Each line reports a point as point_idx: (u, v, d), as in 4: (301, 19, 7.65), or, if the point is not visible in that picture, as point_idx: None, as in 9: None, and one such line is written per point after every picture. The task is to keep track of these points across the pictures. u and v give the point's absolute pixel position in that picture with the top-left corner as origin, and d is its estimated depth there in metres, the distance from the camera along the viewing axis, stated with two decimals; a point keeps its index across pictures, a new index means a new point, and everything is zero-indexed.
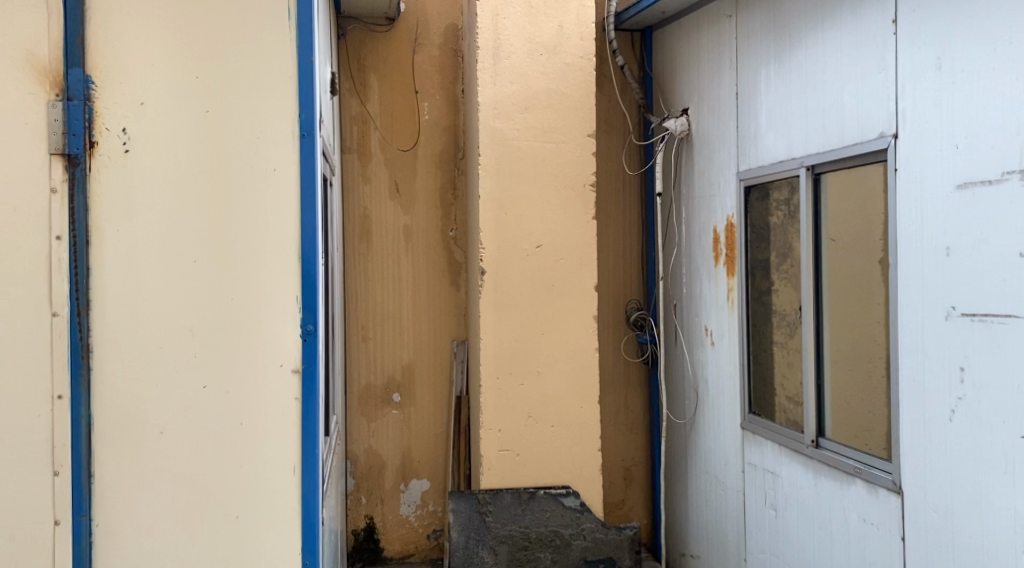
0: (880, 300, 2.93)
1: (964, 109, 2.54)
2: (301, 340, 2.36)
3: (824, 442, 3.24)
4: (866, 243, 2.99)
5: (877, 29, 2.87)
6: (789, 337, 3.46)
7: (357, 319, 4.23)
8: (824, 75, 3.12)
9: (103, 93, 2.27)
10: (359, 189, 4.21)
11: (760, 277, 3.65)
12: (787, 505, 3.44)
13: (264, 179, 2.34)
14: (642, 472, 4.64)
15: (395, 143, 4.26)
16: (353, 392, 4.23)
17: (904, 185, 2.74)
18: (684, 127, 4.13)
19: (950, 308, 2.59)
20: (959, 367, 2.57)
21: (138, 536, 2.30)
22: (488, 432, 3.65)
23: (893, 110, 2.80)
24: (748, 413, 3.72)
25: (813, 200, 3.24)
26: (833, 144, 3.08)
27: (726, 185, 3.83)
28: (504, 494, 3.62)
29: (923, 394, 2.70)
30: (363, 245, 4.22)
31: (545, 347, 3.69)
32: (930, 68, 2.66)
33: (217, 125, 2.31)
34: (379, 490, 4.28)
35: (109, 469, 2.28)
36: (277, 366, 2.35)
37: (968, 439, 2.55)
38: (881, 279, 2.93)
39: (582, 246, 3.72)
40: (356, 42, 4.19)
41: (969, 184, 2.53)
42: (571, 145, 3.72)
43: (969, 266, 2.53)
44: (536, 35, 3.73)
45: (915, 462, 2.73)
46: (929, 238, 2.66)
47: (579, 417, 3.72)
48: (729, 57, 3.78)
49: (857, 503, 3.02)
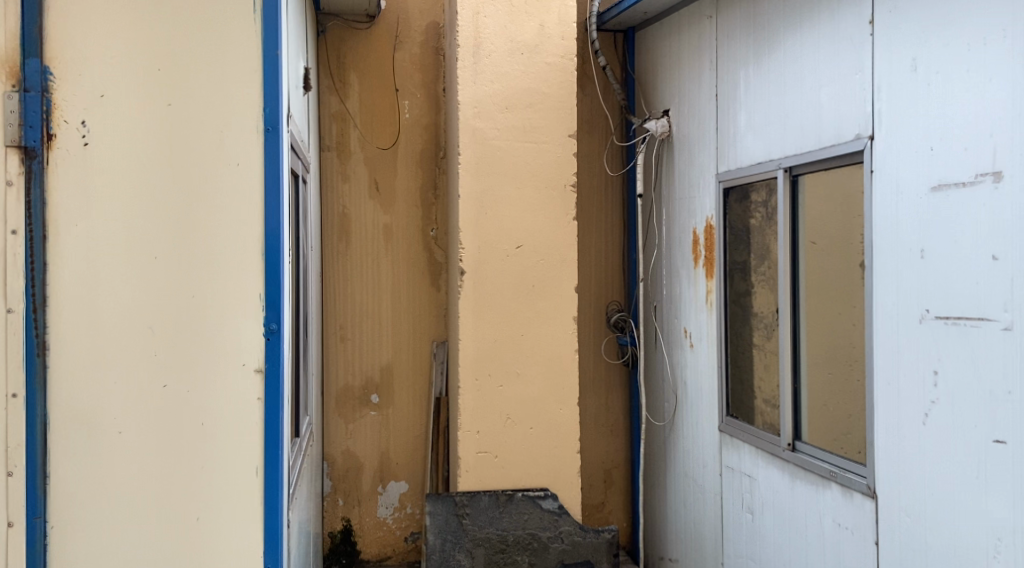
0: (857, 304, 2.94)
1: (938, 109, 2.52)
2: (264, 338, 2.32)
3: (800, 445, 3.22)
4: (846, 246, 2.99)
5: (854, 30, 2.85)
6: (767, 339, 3.45)
7: (335, 318, 4.19)
8: (802, 77, 3.10)
9: (61, 85, 2.22)
10: (338, 188, 4.17)
11: (738, 279, 3.65)
12: (763, 507, 3.43)
13: (226, 174, 2.30)
14: (622, 475, 4.61)
15: (375, 141, 4.22)
16: (330, 393, 4.19)
17: (879, 188, 2.71)
18: (665, 128, 4.12)
19: (924, 311, 2.56)
20: (932, 370, 2.54)
21: (98, 540, 2.25)
22: (466, 435, 3.62)
23: (869, 111, 2.78)
24: (727, 416, 3.70)
25: (790, 202, 3.23)
26: (810, 146, 3.06)
27: (706, 187, 3.81)
28: (481, 497, 3.59)
29: (896, 397, 2.66)
30: (342, 244, 4.18)
31: (524, 349, 3.66)
32: (906, 69, 2.63)
33: (179, 119, 2.27)
34: (356, 492, 4.24)
35: (67, 471, 2.23)
36: (239, 365, 2.31)
37: (940, 443, 2.52)
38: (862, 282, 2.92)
39: (561, 247, 3.69)
40: (336, 38, 4.15)
41: (943, 186, 2.50)
42: (551, 145, 3.69)
43: (942, 268, 2.50)
44: (517, 34, 3.70)
45: (889, 466, 2.70)
46: (903, 241, 2.63)
47: (557, 419, 3.69)
48: (709, 59, 3.76)
49: (832, 507, 2.99)
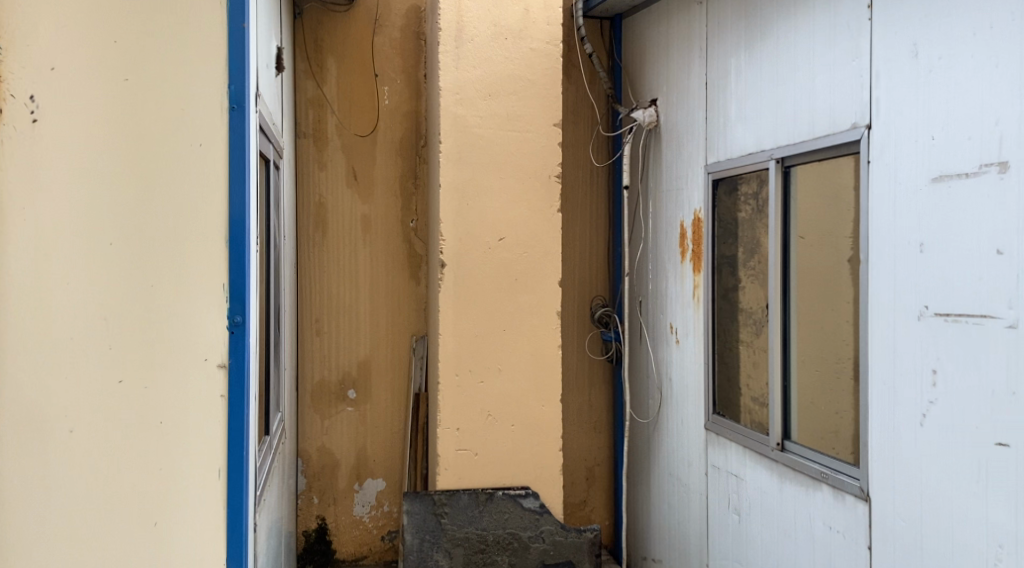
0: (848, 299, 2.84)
1: (941, 98, 2.38)
2: (228, 332, 2.18)
3: (789, 445, 3.13)
4: (835, 241, 2.88)
5: (852, 15, 2.73)
6: (755, 336, 3.34)
7: (312, 311, 4.04)
8: (797, 65, 2.99)
9: (8, 55, 2.02)
10: (314, 176, 4.02)
11: (726, 274, 3.55)
12: (751, 509, 3.33)
13: (189, 155, 2.15)
14: (605, 473, 4.51)
15: (353, 128, 4.07)
16: (306, 388, 4.05)
17: (876, 178, 2.60)
18: (653, 118, 4.02)
19: (923, 307, 2.44)
20: (931, 369, 2.42)
21: (47, 552, 2.05)
22: (445, 431, 3.49)
23: (866, 100, 2.66)
24: (713, 413, 3.61)
25: (782, 193, 3.12)
26: (803, 136, 2.95)
27: (694, 178, 3.72)
28: (461, 495, 3.46)
29: (893, 397, 2.56)
30: (318, 235, 4.04)
31: (506, 344, 3.54)
32: (906, 54, 2.50)
33: (138, 94, 2.11)
34: (332, 490, 4.10)
35: (12, 480, 2.03)
36: (201, 359, 2.16)
37: (940, 445, 2.40)
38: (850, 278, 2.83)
39: (545, 239, 3.57)
40: (314, 21, 3.99)
41: (945, 177, 2.37)
42: (536, 134, 3.56)
43: (943, 263, 2.38)
44: (501, 18, 3.57)
45: (883, 468, 2.60)
46: (901, 234, 2.52)
47: (539, 417, 3.57)
48: (699, 46, 3.65)
49: (823, 509, 2.89)
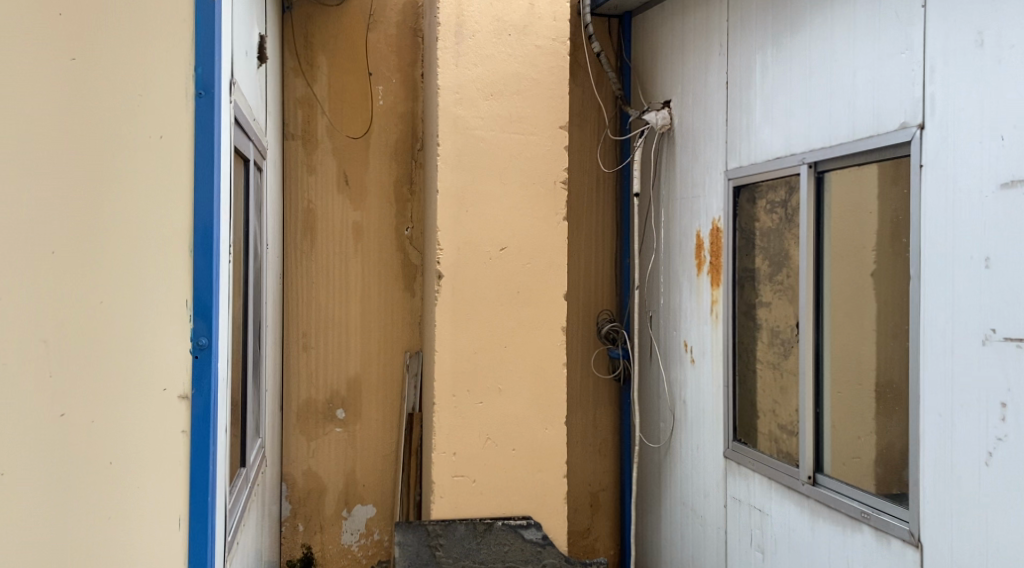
0: (873, 319, 2.59)
1: (1012, 92, 2.09)
2: (191, 357, 1.88)
3: (821, 480, 2.83)
4: (858, 254, 2.65)
5: (901, 5, 2.45)
6: (783, 358, 3.04)
7: (298, 325, 3.74)
8: (833, 61, 2.71)
9: None
10: (301, 179, 3.72)
11: (748, 288, 3.25)
12: (776, 547, 3.02)
13: (148, 150, 1.82)
14: (611, 499, 4.20)
15: (345, 129, 3.77)
16: (291, 407, 3.74)
17: (931, 184, 2.32)
18: (666, 121, 3.74)
19: (989, 330, 2.16)
20: (1000, 401, 2.13)
21: None
22: (441, 457, 3.19)
23: (918, 96, 2.37)
24: (733, 441, 3.32)
25: (814, 202, 2.83)
26: (840, 137, 2.67)
27: (712, 185, 3.43)
28: (457, 527, 3.16)
29: (950, 431, 2.27)
30: (306, 242, 3.74)
31: (507, 362, 3.23)
32: (969, 44, 2.21)
33: (88, 75, 1.76)
34: (318, 517, 3.78)
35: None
36: (159, 390, 1.83)
37: (1009, 489, 2.11)
38: (876, 295, 2.58)
39: (551, 249, 3.27)
40: (303, 16, 3.70)
41: (1017, 183, 2.08)
42: (542, 136, 3.27)
43: (1014, 281, 2.09)
44: (504, 13, 3.28)
45: (940, 510, 2.30)
46: (962, 247, 2.23)
47: (543, 441, 3.26)
48: (718, 42, 3.37)
49: (863, 551, 2.60)
